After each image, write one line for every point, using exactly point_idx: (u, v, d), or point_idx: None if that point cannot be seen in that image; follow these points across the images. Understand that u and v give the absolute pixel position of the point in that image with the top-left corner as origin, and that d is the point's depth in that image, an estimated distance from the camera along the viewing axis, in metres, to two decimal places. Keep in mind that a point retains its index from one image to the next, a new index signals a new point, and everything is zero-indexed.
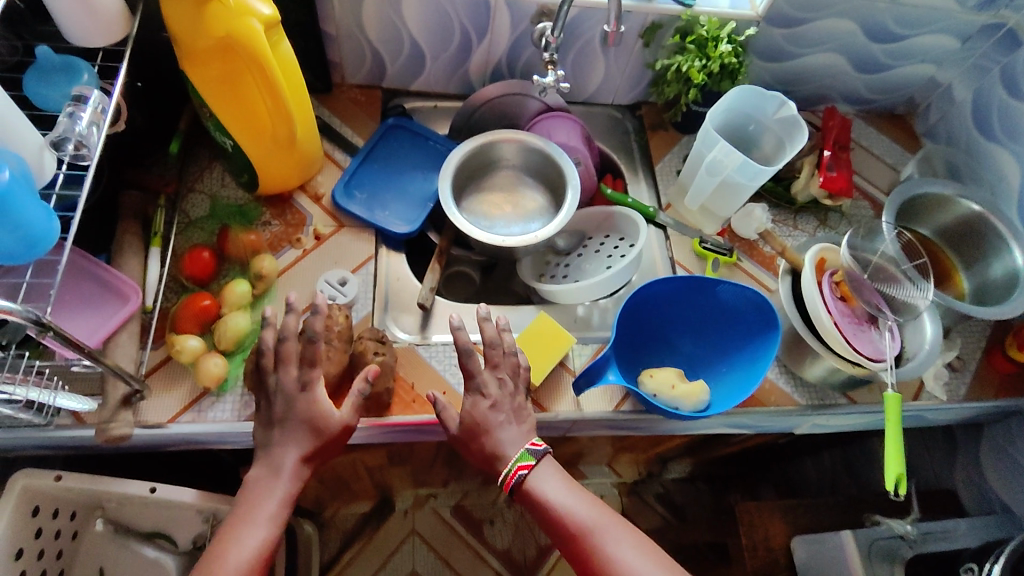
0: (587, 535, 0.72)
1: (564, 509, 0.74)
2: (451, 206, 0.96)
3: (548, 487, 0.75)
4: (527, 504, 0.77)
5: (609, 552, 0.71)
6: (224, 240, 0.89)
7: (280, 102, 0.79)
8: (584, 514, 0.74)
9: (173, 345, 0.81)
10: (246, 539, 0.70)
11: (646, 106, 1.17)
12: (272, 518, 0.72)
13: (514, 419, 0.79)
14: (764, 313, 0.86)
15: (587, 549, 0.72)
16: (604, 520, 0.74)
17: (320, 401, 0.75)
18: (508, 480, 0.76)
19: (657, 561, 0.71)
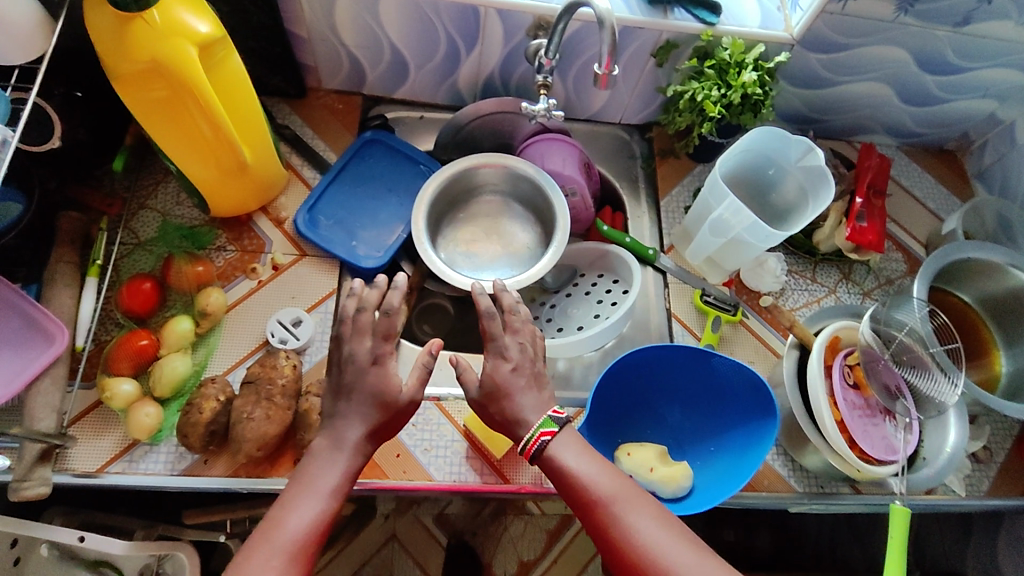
0: (616, 509, 0.61)
1: (589, 480, 0.63)
2: (425, 241, 0.86)
3: (573, 455, 0.64)
4: (547, 476, 0.65)
5: (640, 530, 0.60)
6: (169, 269, 0.81)
7: (220, 131, 0.70)
8: (613, 485, 0.63)
9: (104, 390, 0.74)
10: (298, 514, 0.59)
11: (657, 128, 1.04)
12: (331, 495, 0.61)
13: (535, 386, 0.69)
14: (762, 397, 0.75)
15: (613, 525, 0.61)
16: (637, 492, 0.63)
17: (381, 382, 0.65)
18: (529, 447, 0.65)
19: (698, 545, 0.60)
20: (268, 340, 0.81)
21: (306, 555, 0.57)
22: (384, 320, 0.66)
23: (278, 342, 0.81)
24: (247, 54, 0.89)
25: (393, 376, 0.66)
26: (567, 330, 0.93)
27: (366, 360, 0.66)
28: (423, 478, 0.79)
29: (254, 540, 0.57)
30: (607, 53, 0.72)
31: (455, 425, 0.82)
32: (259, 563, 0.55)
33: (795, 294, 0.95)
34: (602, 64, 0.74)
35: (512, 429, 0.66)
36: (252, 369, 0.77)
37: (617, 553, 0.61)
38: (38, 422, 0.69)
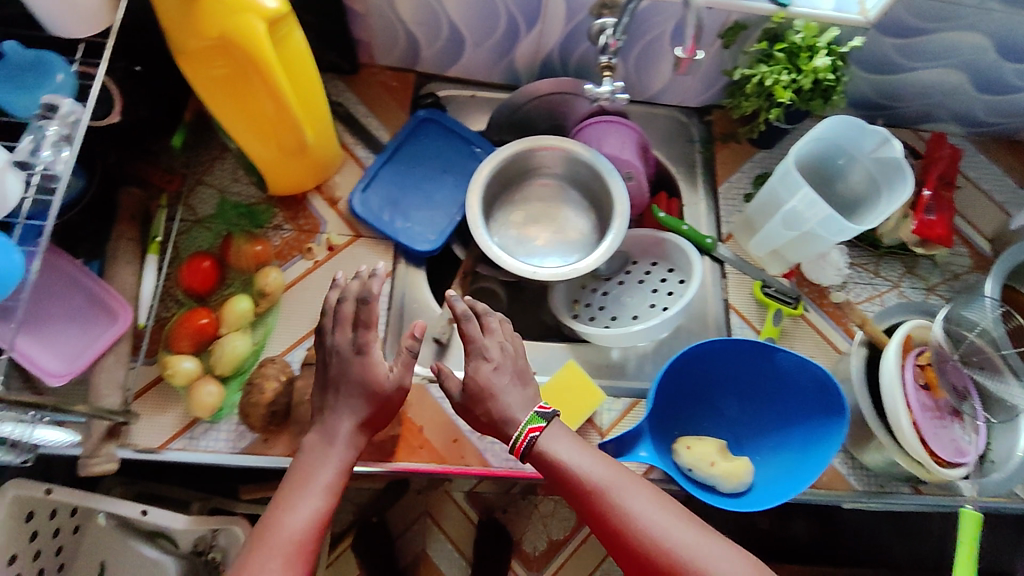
0: (607, 498, 0.64)
1: (581, 471, 0.65)
2: (481, 226, 0.85)
3: (562, 448, 0.66)
4: (539, 471, 0.68)
5: (634, 517, 0.63)
6: (228, 247, 0.81)
7: (285, 108, 0.68)
8: (603, 475, 0.65)
9: (166, 367, 0.75)
10: (298, 511, 0.63)
11: (716, 111, 1.01)
12: (328, 488, 0.65)
13: (519, 383, 0.71)
14: (830, 396, 0.74)
15: (606, 513, 0.63)
16: (627, 480, 0.65)
17: (366, 372, 0.68)
18: (518, 443, 0.67)
19: (691, 525, 0.63)
20: None
21: (311, 544, 0.62)
22: (363, 310, 0.69)
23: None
24: (303, 29, 0.87)
25: (374, 368, 0.69)
26: (622, 319, 0.91)
27: (349, 351, 0.69)
28: (479, 464, 0.79)
29: (257, 543, 0.61)
30: (692, 38, 0.79)
31: None
32: (267, 558, 0.60)
33: (857, 287, 0.93)
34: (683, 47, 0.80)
35: (500, 429, 0.69)
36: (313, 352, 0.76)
37: (615, 540, 0.64)
38: (103, 399, 0.69)
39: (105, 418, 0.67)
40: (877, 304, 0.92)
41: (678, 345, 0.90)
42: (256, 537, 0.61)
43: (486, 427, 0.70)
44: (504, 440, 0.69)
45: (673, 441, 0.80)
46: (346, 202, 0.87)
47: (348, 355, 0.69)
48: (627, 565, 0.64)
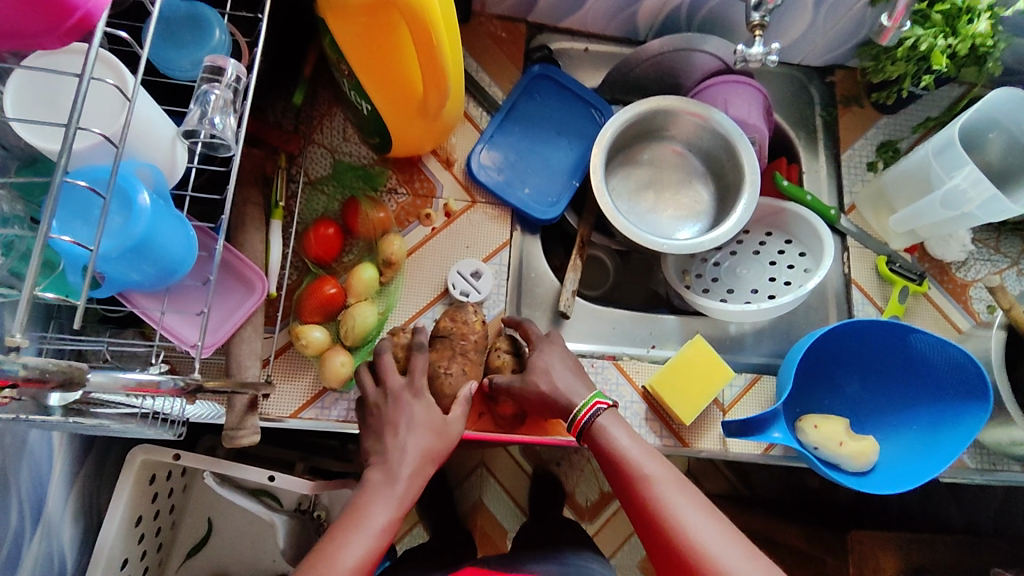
0: (645, 487, 0.63)
1: (630, 457, 0.66)
2: (603, 188, 0.82)
3: (616, 432, 0.68)
4: (594, 453, 0.69)
5: (666, 512, 0.61)
6: (351, 213, 0.77)
7: (439, 72, 0.63)
8: (647, 465, 0.65)
9: (298, 337, 0.73)
10: (352, 545, 0.57)
11: (840, 71, 0.96)
12: (382, 531, 0.59)
13: (577, 370, 0.74)
14: (970, 378, 0.73)
15: (644, 502, 0.63)
16: (669, 475, 0.64)
17: (423, 412, 0.66)
18: (575, 422, 0.70)
19: (729, 535, 0.59)
20: (449, 291, 0.80)
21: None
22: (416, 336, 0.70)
23: (460, 294, 0.80)
24: None
25: (436, 410, 0.68)
26: (740, 293, 0.89)
27: (404, 394, 0.68)
28: None
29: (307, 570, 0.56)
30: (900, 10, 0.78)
31: (634, 386, 0.81)
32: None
33: (978, 264, 0.90)
34: (889, 14, 0.80)
35: (558, 405, 0.72)
36: (444, 324, 0.74)
37: (649, 532, 0.62)
38: (245, 370, 0.68)
39: (244, 391, 0.60)
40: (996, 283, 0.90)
41: (795, 319, 0.88)
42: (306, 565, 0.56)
43: (540, 407, 0.73)
44: (562, 416, 0.72)
45: (797, 419, 0.80)
46: (461, 165, 0.84)
47: (404, 399, 0.67)
48: (659, 565, 0.61)
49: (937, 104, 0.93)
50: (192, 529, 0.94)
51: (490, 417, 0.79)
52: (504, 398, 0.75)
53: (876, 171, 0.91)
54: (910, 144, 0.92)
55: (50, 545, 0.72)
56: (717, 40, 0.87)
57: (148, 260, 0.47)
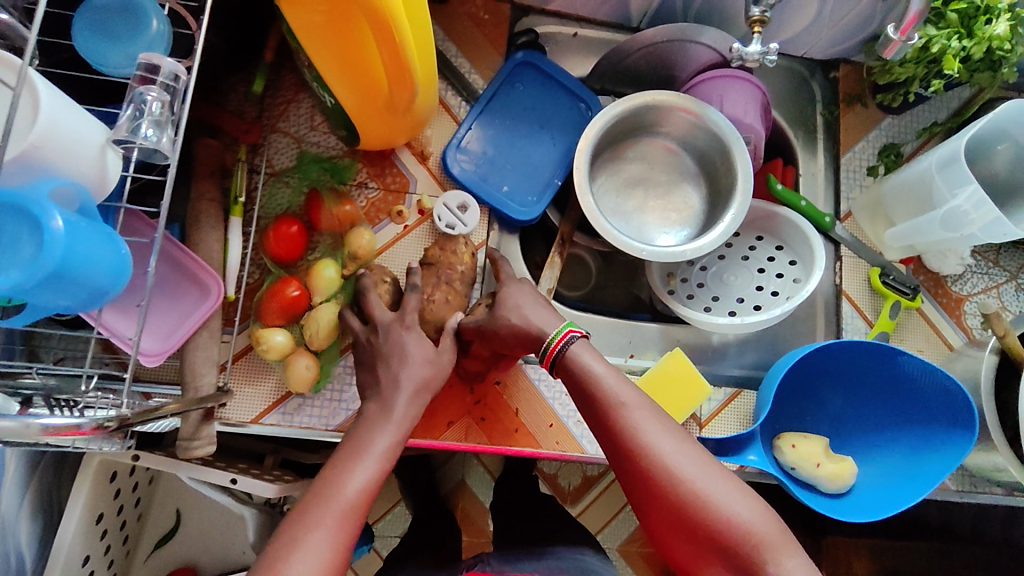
0: (616, 414, 0.58)
1: (603, 385, 0.60)
2: (587, 189, 0.77)
3: (590, 360, 0.61)
4: (565, 382, 0.63)
5: (638, 439, 0.56)
6: (314, 208, 0.73)
7: (401, 64, 0.57)
8: (621, 391, 0.59)
9: (259, 342, 0.69)
10: (357, 472, 0.54)
11: (845, 66, 0.90)
12: (384, 456, 0.57)
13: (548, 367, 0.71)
14: (957, 403, 0.71)
15: (618, 432, 0.57)
16: (643, 402, 0.58)
17: None
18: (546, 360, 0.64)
19: (704, 463, 0.55)
20: (435, 223, 0.77)
21: (362, 517, 0.53)
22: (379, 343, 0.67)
23: (446, 227, 0.76)
24: None
25: (426, 342, 0.66)
26: (725, 302, 0.85)
27: (395, 326, 0.66)
28: (576, 451, 0.75)
29: (310, 502, 0.52)
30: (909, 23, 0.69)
31: None
32: (314, 527, 0.50)
33: (975, 278, 0.87)
34: (897, 25, 0.72)
35: (532, 339, 0.66)
36: (432, 252, 0.74)
37: (622, 463, 0.57)
38: (200, 379, 0.64)
39: (197, 409, 0.59)
40: (992, 297, 0.86)
41: (782, 331, 0.85)
42: (309, 497, 0.53)
43: (511, 341, 0.67)
44: (533, 348, 0.66)
45: (776, 437, 0.77)
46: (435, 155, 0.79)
47: (396, 330, 0.65)
48: (634, 495, 0.57)
49: (942, 107, 0.89)
50: (161, 521, 0.92)
51: (459, 426, 0.76)
52: (476, 344, 0.70)
53: (876, 176, 0.86)
54: (913, 149, 0.88)
55: (5, 546, 0.70)
56: (715, 33, 0.82)
57: (73, 286, 0.43)
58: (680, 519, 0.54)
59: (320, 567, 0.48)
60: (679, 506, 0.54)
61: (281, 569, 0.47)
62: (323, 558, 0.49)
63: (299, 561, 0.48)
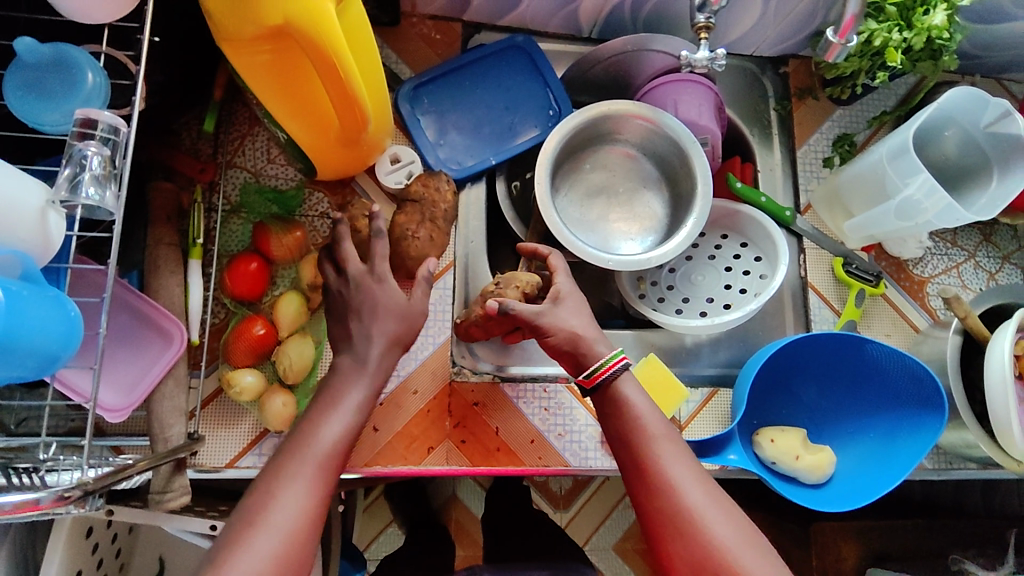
0: (649, 448, 0.59)
1: (644, 422, 0.60)
2: (548, 196, 0.77)
3: (635, 397, 0.62)
4: (599, 409, 0.63)
5: (665, 477, 0.57)
6: (264, 239, 0.71)
7: (348, 96, 0.57)
8: (660, 430, 0.60)
9: (230, 385, 0.68)
10: (334, 424, 0.56)
11: (794, 62, 0.92)
12: (358, 409, 0.58)
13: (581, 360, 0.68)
14: (926, 387, 0.72)
15: (652, 472, 0.58)
16: (681, 444, 0.59)
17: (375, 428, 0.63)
18: (590, 383, 0.63)
19: (729, 512, 0.56)
20: (383, 181, 0.77)
21: (338, 467, 0.55)
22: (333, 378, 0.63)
23: (400, 181, 0.77)
24: None
25: (398, 293, 0.65)
26: (695, 300, 0.86)
27: (366, 278, 0.64)
28: (559, 464, 0.76)
29: (288, 451, 0.54)
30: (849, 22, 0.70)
31: (589, 408, 0.78)
32: (292, 479, 0.52)
33: (935, 260, 0.89)
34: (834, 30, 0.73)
35: (583, 352, 0.64)
36: (415, 189, 0.74)
37: (649, 503, 0.57)
38: (169, 429, 0.63)
39: (170, 459, 0.58)
40: (953, 277, 0.89)
41: (752, 328, 0.85)
42: (289, 446, 0.54)
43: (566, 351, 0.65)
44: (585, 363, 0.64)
45: (754, 433, 0.78)
46: (393, 105, 0.80)
47: (368, 283, 0.63)
48: (652, 533, 0.57)
49: (891, 95, 0.91)
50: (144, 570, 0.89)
51: (441, 450, 0.75)
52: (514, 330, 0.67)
53: (832, 167, 0.88)
54: (866, 138, 0.90)
55: None
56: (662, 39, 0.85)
57: (19, 355, 0.41)
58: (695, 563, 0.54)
59: (298, 516, 0.50)
60: (695, 553, 0.54)
61: (259, 521, 0.49)
62: (298, 509, 0.51)
63: (277, 514, 0.50)
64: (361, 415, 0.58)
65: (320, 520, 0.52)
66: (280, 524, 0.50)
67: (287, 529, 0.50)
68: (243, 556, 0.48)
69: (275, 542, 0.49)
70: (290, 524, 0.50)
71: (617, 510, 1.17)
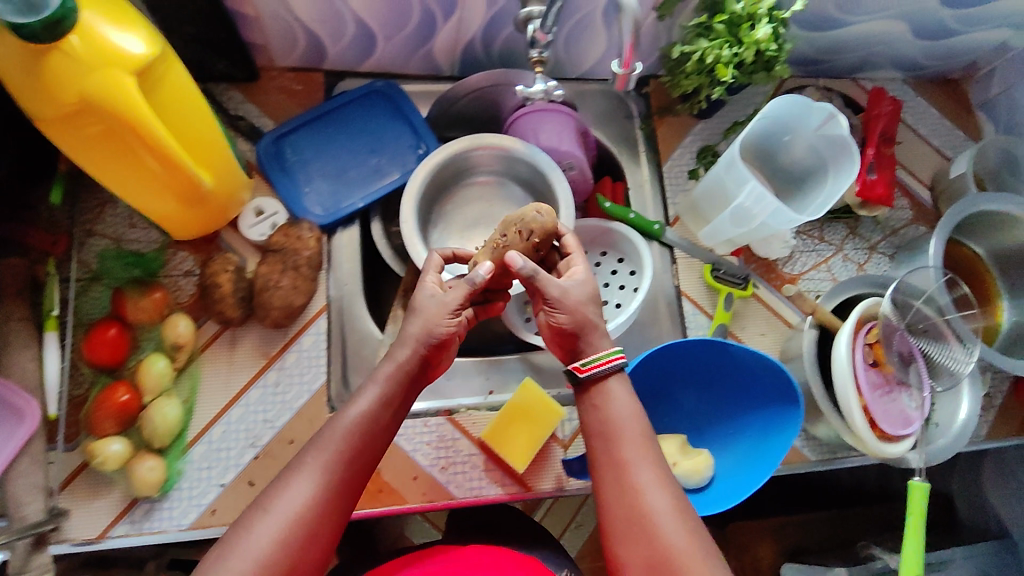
0: (623, 446, 0.60)
1: (619, 425, 0.61)
2: (415, 234, 0.79)
3: (618, 400, 0.63)
4: (582, 400, 0.65)
5: (630, 477, 0.59)
6: (123, 305, 0.73)
7: (171, 165, 0.58)
8: (632, 431, 0.61)
9: (93, 454, 0.69)
10: (352, 409, 0.59)
11: (654, 81, 0.95)
12: (384, 405, 0.60)
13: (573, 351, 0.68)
14: (783, 384, 0.74)
15: (618, 467, 0.60)
16: (649, 454, 0.60)
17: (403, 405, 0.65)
18: (586, 374, 0.63)
19: (687, 520, 0.57)
20: (247, 237, 0.78)
21: (353, 463, 0.57)
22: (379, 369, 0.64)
23: (264, 234, 0.79)
24: (184, 42, 0.75)
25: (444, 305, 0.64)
26: None
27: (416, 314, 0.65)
28: (444, 498, 0.77)
29: (314, 444, 0.57)
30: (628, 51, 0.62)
31: (471, 438, 0.79)
32: (302, 475, 0.55)
33: (804, 257, 0.92)
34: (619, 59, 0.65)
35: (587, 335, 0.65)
36: (275, 240, 0.76)
37: (612, 496, 0.59)
38: (26, 506, 0.67)
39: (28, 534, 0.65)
40: (824, 272, 0.92)
41: (633, 341, 0.88)
42: (315, 440, 0.58)
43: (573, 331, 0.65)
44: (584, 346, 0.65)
45: None
46: (254, 159, 0.81)
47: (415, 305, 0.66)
48: (609, 525, 0.59)
49: (750, 102, 0.95)
50: None
51: None
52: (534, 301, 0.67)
53: (696, 178, 0.91)
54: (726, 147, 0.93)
55: None
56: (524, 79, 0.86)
57: None
58: (644, 561, 0.56)
59: (300, 511, 0.54)
60: (644, 547, 0.56)
61: (266, 510, 0.54)
62: (304, 499, 0.54)
63: (282, 503, 0.54)
64: (379, 406, 0.60)
65: (322, 516, 0.55)
66: (285, 511, 0.54)
67: (289, 518, 0.53)
68: (246, 538, 0.52)
69: (274, 532, 0.53)
70: (292, 514, 0.53)
71: (570, 530, 1.16)
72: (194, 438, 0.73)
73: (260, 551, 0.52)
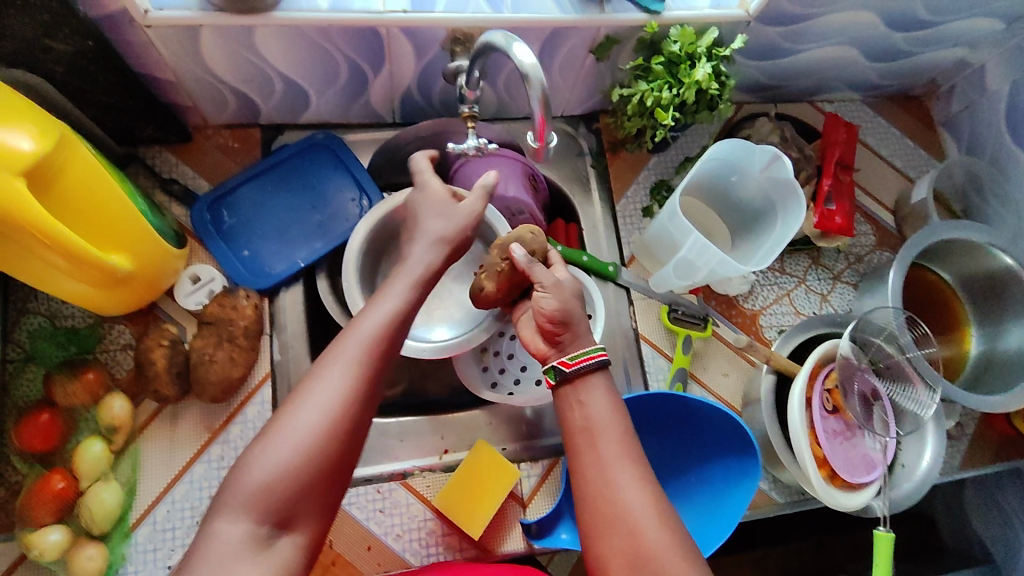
0: (601, 446, 0.57)
1: (598, 424, 0.58)
2: (356, 294, 0.77)
3: (596, 398, 0.59)
4: (561, 400, 0.61)
5: (611, 475, 0.56)
6: (54, 388, 0.70)
7: (78, 258, 0.56)
8: (609, 425, 0.58)
9: (29, 547, 0.65)
10: (377, 311, 0.60)
11: (604, 116, 0.93)
12: (407, 309, 0.62)
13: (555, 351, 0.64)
14: (741, 436, 0.72)
15: (595, 467, 0.56)
16: (626, 457, 0.56)
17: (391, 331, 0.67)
18: (572, 367, 0.60)
19: (669, 523, 0.54)
20: (186, 306, 0.76)
21: (383, 353, 0.57)
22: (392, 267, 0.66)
23: (201, 302, 0.76)
24: (107, 111, 0.73)
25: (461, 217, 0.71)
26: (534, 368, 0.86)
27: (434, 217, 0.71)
28: (399, 566, 0.74)
29: (341, 338, 0.58)
30: (540, 124, 0.56)
31: (426, 501, 0.77)
32: (338, 361, 0.55)
33: (765, 291, 0.89)
34: (533, 133, 0.58)
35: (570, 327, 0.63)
36: (210, 310, 0.74)
37: (589, 498, 0.56)
38: None
39: None
40: (786, 305, 0.89)
41: None
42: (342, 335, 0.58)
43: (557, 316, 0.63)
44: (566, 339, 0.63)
45: None
46: (191, 224, 0.79)
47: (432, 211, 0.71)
48: (586, 523, 0.56)
49: (704, 132, 0.93)
50: None
51: None
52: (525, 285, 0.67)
53: (650, 216, 0.89)
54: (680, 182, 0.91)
55: None
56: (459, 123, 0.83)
57: None
58: (626, 561, 0.53)
59: (337, 398, 0.54)
60: (625, 549, 0.53)
61: (302, 401, 0.54)
62: (340, 388, 0.54)
63: (321, 390, 0.54)
64: (406, 308, 0.61)
65: (361, 407, 0.55)
66: (323, 401, 0.53)
67: (331, 405, 0.53)
68: (286, 427, 0.52)
69: (317, 416, 0.53)
70: (334, 399, 0.53)
71: None
72: (138, 520, 0.71)
73: (306, 433, 0.52)
